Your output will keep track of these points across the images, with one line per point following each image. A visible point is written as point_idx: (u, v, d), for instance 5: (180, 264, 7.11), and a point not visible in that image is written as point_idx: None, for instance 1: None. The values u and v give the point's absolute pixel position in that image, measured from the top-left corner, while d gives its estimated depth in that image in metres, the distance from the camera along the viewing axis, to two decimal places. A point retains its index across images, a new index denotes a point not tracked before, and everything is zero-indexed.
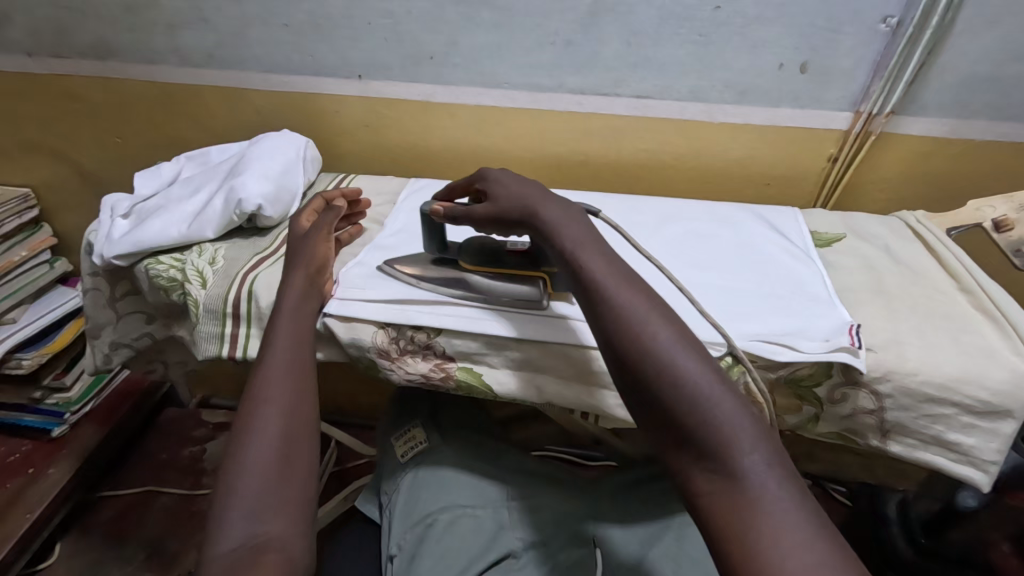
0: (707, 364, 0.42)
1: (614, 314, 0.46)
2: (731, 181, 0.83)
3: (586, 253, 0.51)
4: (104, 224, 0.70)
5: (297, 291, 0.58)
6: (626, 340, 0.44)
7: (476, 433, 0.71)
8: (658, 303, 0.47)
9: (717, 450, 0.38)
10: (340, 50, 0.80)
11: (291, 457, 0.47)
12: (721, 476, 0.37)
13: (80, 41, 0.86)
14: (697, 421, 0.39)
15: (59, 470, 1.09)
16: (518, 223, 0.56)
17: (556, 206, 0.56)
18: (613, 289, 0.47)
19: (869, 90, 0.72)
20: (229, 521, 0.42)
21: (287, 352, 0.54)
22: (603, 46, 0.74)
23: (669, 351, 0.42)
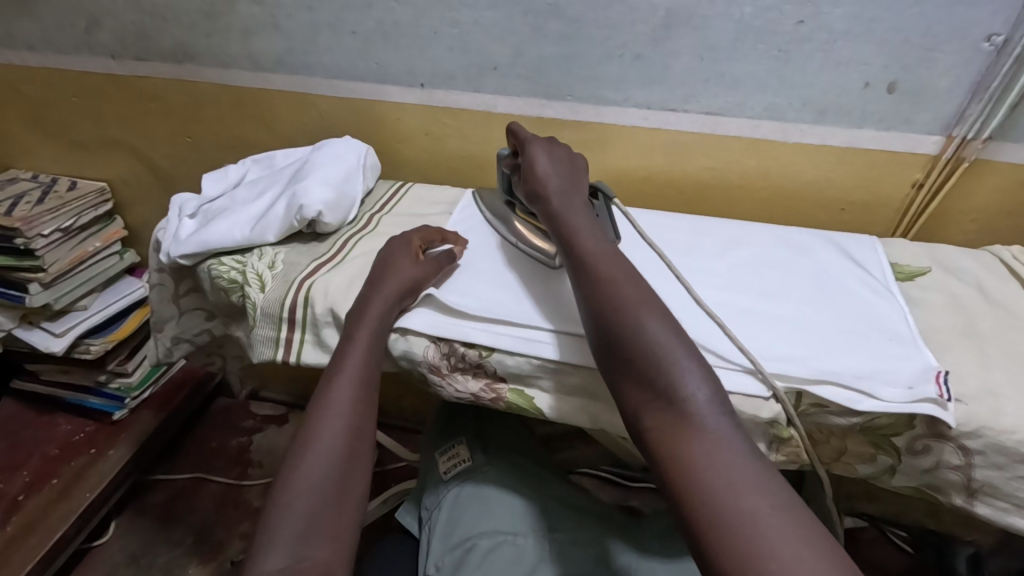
0: (666, 319, 0.47)
1: (590, 275, 0.52)
2: (804, 204, 0.78)
3: (580, 228, 0.56)
4: (172, 223, 0.72)
5: (376, 319, 0.56)
6: (597, 299, 0.49)
7: (521, 454, 0.69)
8: (630, 269, 0.52)
9: (666, 388, 0.43)
10: (405, 58, 0.80)
11: (341, 483, 0.48)
12: (670, 409, 0.42)
13: (160, 44, 0.89)
14: (653, 366, 0.44)
15: (118, 452, 1.14)
16: (533, 199, 0.61)
17: (569, 195, 0.60)
18: (595, 257, 0.53)
19: (965, 112, 0.67)
20: (277, 541, 0.43)
21: (353, 377, 0.53)
22: (674, 60, 0.72)
23: (633, 307, 0.48)
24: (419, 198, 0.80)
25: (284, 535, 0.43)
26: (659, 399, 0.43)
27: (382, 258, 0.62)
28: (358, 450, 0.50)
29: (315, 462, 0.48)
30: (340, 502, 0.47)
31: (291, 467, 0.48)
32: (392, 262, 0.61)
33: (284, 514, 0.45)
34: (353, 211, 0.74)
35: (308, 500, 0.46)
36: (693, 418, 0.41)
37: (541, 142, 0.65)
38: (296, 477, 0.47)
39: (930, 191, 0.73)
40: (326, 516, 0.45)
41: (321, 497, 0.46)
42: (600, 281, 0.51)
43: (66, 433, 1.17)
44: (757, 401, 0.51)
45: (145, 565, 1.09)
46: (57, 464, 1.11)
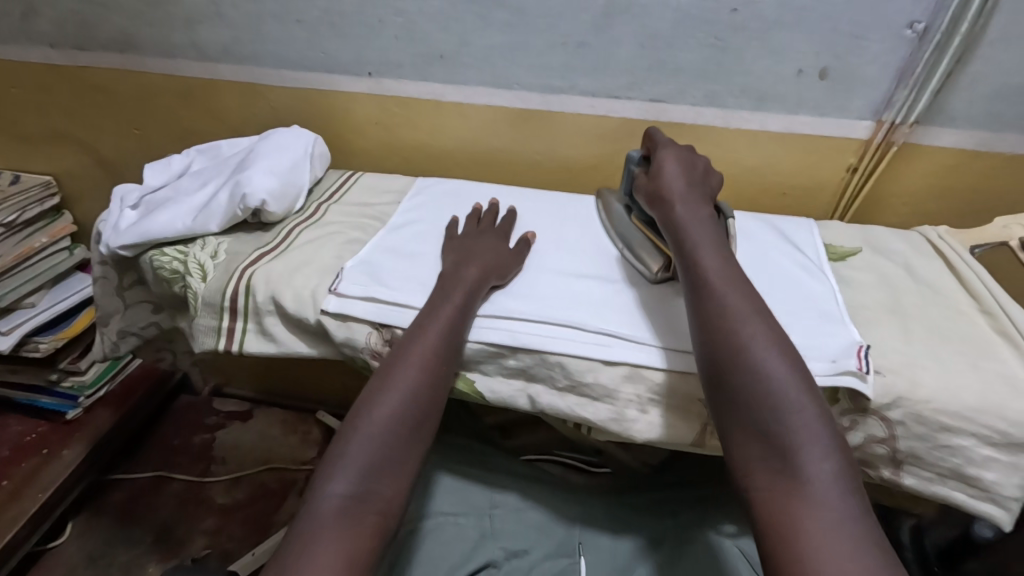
0: (798, 372, 0.46)
1: (713, 309, 0.50)
2: (747, 189, 0.80)
3: (705, 253, 0.54)
4: (113, 214, 0.71)
5: (464, 288, 0.57)
6: (721, 339, 0.49)
7: (460, 438, 0.71)
8: (762, 310, 0.51)
9: (788, 451, 0.43)
10: (352, 47, 0.80)
11: (411, 429, 0.50)
12: (787, 475, 0.42)
13: (102, 34, 0.87)
14: (775, 424, 0.44)
15: (72, 452, 1.12)
16: (654, 203, 0.61)
17: (692, 204, 0.59)
18: (720, 290, 0.51)
19: (893, 98, 0.69)
20: (344, 468, 0.47)
21: (443, 325, 0.54)
22: (617, 49, 0.73)
23: (760, 354, 0.47)
24: (369, 187, 0.80)
25: (351, 464, 0.48)
26: (777, 461, 0.43)
27: (456, 245, 0.65)
28: (435, 396, 0.52)
29: (388, 403, 0.51)
30: (408, 446, 0.50)
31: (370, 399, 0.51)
32: (474, 244, 0.64)
33: (358, 440, 0.49)
34: (301, 200, 0.74)
35: (378, 439, 0.49)
36: (810, 489, 0.41)
37: (668, 155, 0.63)
38: (372, 412, 0.50)
39: (864, 174, 0.76)
40: (392, 452, 0.49)
41: (390, 437, 0.49)
42: (725, 316, 0.50)
43: (17, 434, 1.14)
44: (689, 378, 0.53)
45: (104, 564, 1.07)
46: (8, 466, 1.08)
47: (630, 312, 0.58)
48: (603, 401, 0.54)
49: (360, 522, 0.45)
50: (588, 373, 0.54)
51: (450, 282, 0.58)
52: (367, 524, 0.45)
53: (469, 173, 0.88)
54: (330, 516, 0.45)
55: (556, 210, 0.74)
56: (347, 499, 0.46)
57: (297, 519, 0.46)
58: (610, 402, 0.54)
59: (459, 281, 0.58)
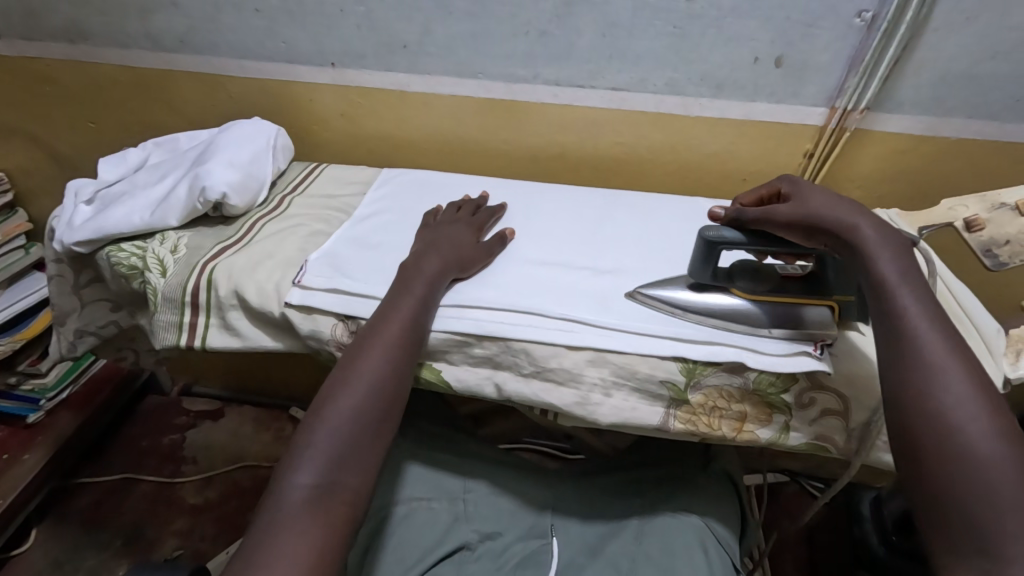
0: (1016, 455, 0.40)
1: (914, 363, 0.44)
2: (709, 177, 0.82)
3: (909, 294, 0.46)
4: (67, 209, 0.69)
5: (427, 284, 0.57)
6: (919, 404, 0.42)
7: (435, 425, 0.71)
8: (980, 373, 0.43)
9: (996, 547, 0.37)
10: (312, 36, 0.79)
11: (375, 420, 0.50)
12: (993, 574, 0.37)
13: (51, 23, 0.84)
14: (981, 512, 0.38)
15: (34, 456, 1.09)
16: (829, 233, 0.50)
17: (886, 232, 0.49)
18: (930, 349, 0.44)
19: (845, 85, 0.71)
20: (309, 460, 0.47)
21: (408, 318, 0.54)
22: (578, 38, 0.73)
23: (969, 425, 0.41)
24: (335, 178, 0.79)
25: (315, 456, 0.47)
26: (978, 557, 0.38)
27: (427, 233, 0.64)
28: (399, 388, 0.52)
29: (353, 394, 0.50)
30: (374, 438, 0.50)
31: (336, 390, 0.51)
32: (443, 237, 0.62)
33: (322, 432, 0.48)
34: (263, 193, 0.73)
35: (345, 432, 0.49)
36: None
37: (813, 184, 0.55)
38: (336, 404, 0.50)
39: (819, 160, 0.78)
40: (357, 444, 0.49)
41: (357, 430, 0.49)
42: (930, 377, 0.43)
43: None
44: (651, 360, 0.54)
45: (71, 570, 1.05)
46: None
47: (593, 297, 0.59)
48: (566, 386, 0.55)
49: (327, 514, 0.45)
50: (554, 358, 0.55)
51: (411, 276, 0.57)
52: (332, 516, 0.45)
53: (436, 162, 0.88)
54: (296, 508, 0.44)
55: (521, 199, 0.75)
56: (314, 490, 0.46)
57: (263, 507, 0.45)
58: (574, 386, 0.55)
59: (421, 274, 0.57)
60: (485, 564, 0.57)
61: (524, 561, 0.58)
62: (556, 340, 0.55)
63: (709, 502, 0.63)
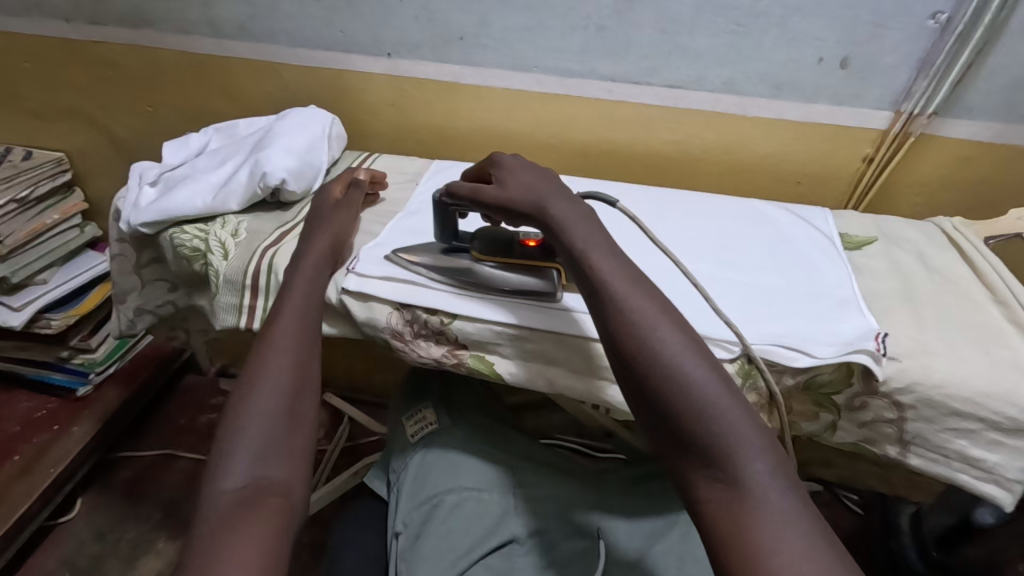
0: (714, 370, 0.42)
1: (619, 319, 0.45)
2: (763, 180, 0.81)
3: (596, 252, 0.49)
4: (131, 191, 0.71)
5: (308, 280, 0.57)
6: (630, 342, 0.44)
7: (483, 416, 0.72)
8: (666, 307, 0.46)
9: (719, 456, 0.38)
10: (368, 25, 0.79)
11: (292, 408, 0.48)
12: (724, 482, 0.38)
13: (117, 9, 0.87)
14: (702, 430, 0.39)
15: (82, 428, 1.13)
16: (521, 219, 0.54)
17: (562, 207, 0.53)
18: (621, 288, 0.46)
19: (912, 88, 0.70)
20: (235, 461, 0.44)
21: (296, 316, 0.54)
22: (637, 34, 0.73)
23: (674, 356, 0.42)
24: (387, 168, 0.80)
25: (239, 459, 0.44)
26: (710, 467, 0.39)
27: (310, 215, 0.65)
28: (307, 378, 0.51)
29: (265, 393, 0.48)
30: (291, 425, 0.47)
31: (243, 397, 0.48)
32: (323, 219, 0.64)
33: (240, 435, 0.45)
34: (319, 180, 0.74)
35: (264, 427, 0.46)
36: (750, 495, 0.37)
37: (517, 160, 0.58)
38: (253, 400, 0.48)
39: (880, 165, 0.76)
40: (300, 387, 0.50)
41: (278, 423, 0.47)
42: (627, 316, 0.45)
43: (26, 410, 1.15)
44: None
45: (113, 540, 1.09)
46: (19, 441, 1.09)
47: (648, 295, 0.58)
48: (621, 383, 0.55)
49: (260, 506, 0.41)
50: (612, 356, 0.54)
51: (321, 236, 0.61)
52: (268, 507, 0.41)
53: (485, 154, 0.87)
54: (224, 511, 0.40)
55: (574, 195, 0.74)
56: (241, 490, 0.42)
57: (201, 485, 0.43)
58: None
59: (302, 266, 0.58)
60: (535, 559, 0.58)
61: (572, 558, 0.58)
62: None
63: None
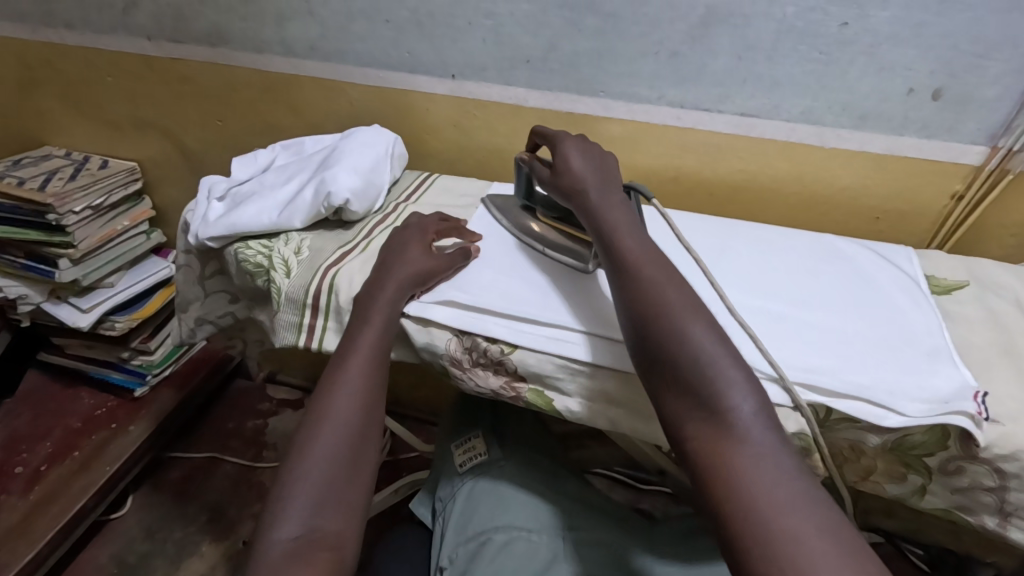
0: (709, 324, 0.46)
1: (630, 284, 0.50)
2: (838, 214, 0.76)
3: (617, 227, 0.55)
4: (200, 205, 0.73)
5: (384, 316, 0.56)
6: (635, 302, 0.49)
7: (535, 450, 0.70)
8: (672, 274, 0.51)
9: (709, 398, 0.42)
10: (437, 48, 0.80)
11: (352, 455, 0.49)
12: (713, 422, 0.41)
13: (196, 28, 0.90)
14: (698, 377, 0.43)
15: (138, 428, 1.16)
16: (567, 194, 0.60)
17: (603, 188, 0.59)
18: (633, 258, 0.52)
19: (1013, 123, 0.65)
20: (291, 510, 0.44)
21: (368, 356, 0.54)
22: (712, 60, 0.70)
23: (675, 312, 0.47)
24: (446, 189, 0.79)
25: (295, 506, 0.45)
26: (700, 409, 0.42)
27: (386, 250, 0.63)
28: (371, 423, 0.51)
29: (328, 435, 0.49)
30: (350, 474, 0.48)
31: (306, 436, 0.49)
32: (406, 248, 0.62)
33: (298, 480, 0.46)
34: (380, 200, 0.74)
35: (322, 471, 0.47)
36: (735, 430, 0.40)
37: (579, 139, 0.63)
38: (313, 445, 0.48)
39: (970, 203, 0.71)
40: (360, 434, 0.50)
41: (337, 470, 0.47)
42: (636, 281, 0.50)
43: (88, 407, 1.19)
44: (783, 412, 0.50)
45: (160, 539, 1.11)
46: (80, 438, 1.13)
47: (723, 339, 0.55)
48: None
49: (311, 563, 0.42)
50: None
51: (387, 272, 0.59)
52: (317, 564, 0.42)
53: None
54: (276, 563, 0.42)
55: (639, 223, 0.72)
56: (295, 541, 0.43)
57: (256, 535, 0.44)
58: None
59: (375, 302, 0.57)
60: None
61: None
62: None
63: None
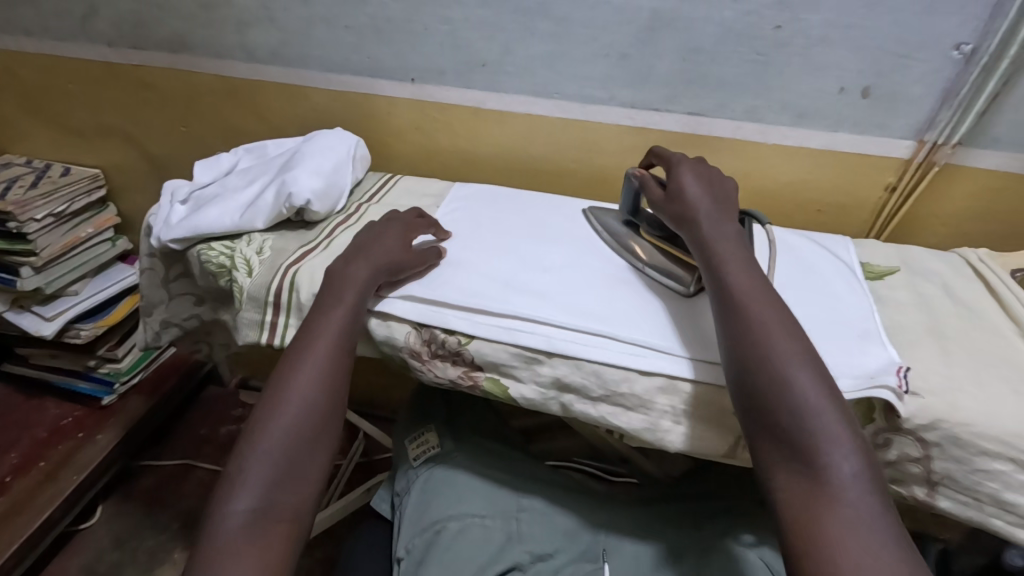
0: (818, 375, 0.47)
1: (735, 325, 0.50)
2: (785, 207, 0.81)
3: (729, 264, 0.54)
4: (163, 208, 0.74)
5: (357, 293, 0.58)
6: (740, 344, 0.49)
7: (490, 439, 0.73)
8: (786, 318, 0.51)
9: (807, 453, 0.44)
10: (396, 52, 0.82)
11: (313, 433, 0.52)
12: (806, 476, 0.44)
13: (157, 34, 0.91)
14: (799, 431, 0.45)
15: (106, 436, 1.15)
16: (680, 221, 0.60)
17: (716, 220, 0.58)
18: (746, 298, 0.52)
19: (936, 118, 0.69)
20: (247, 484, 0.48)
21: (337, 332, 0.56)
22: (658, 62, 0.74)
23: (783, 360, 0.47)
24: (409, 190, 0.81)
25: (253, 480, 0.48)
26: (797, 463, 0.44)
27: (357, 240, 0.64)
28: (335, 399, 0.54)
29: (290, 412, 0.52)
30: (309, 449, 0.51)
31: (268, 412, 0.52)
32: (381, 237, 0.63)
33: (257, 456, 0.49)
34: (342, 201, 0.75)
35: (280, 448, 0.50)
36: (829, 487, 0.43)
37: (693, 169, 0.63)
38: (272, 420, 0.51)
39: (902, 195, 0.76)
40: (322, 410, 0.53)
41: (297, 447, 0.51)
42: (742, 320, 0.50)
43: (53, 418, 1.18)
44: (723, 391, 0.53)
45: (132, 548, 1.10)
46: (45, 448, 1.12)
47: (669, 325, 0.58)
48: (632, 411, 0.55)
49: (268, 535, 0.47)
50: (627, 384, 0.54)
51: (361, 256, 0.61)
52: (273, 535, 0.47)
53: (503, 178, 0.89)
54: (234, 533, 0.46)
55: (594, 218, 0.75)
56: (251, 514, 0.47)
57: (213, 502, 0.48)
58: (642, 411, 0.55)
59: (347, 283, 0.58)
60: None
61: None
62: (620, 363, 0.54)
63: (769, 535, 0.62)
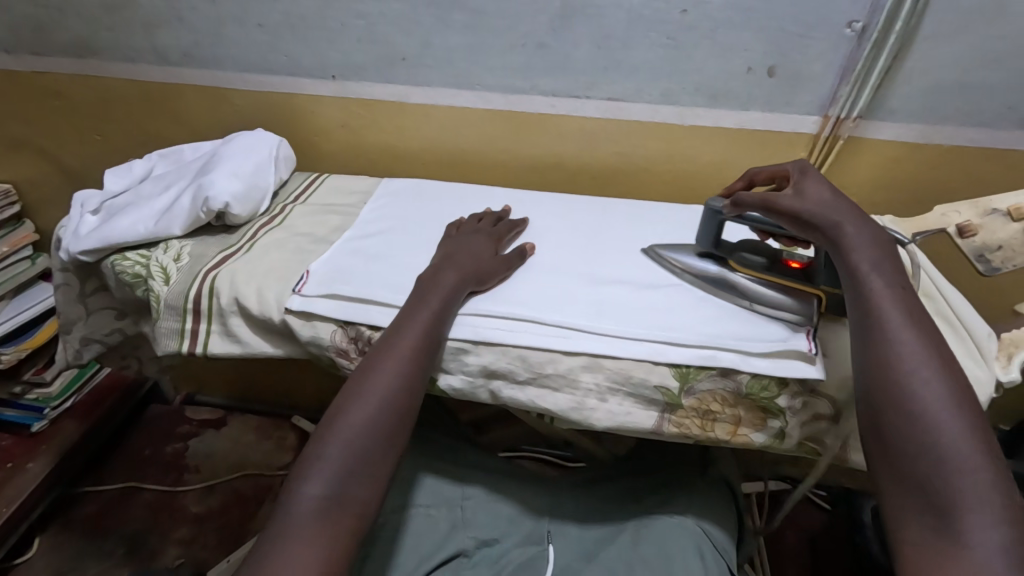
0: (972, 427, 0.42)
1: (882, 356, 0.46)
2: (709, 187, 0.83)
3: (879, 285, 0.48)
4: (73, 219, 0.71)
5: (442, 296, 0.57)
6: (883, 377, 0.45)
7: (436, 433, 0.74)
8: (943, 355, 0.46)
9: (948, 512, 0.40)
10: (314, 49, 0.80)
11: (387, 433, 0.51)
12: (942, 536, 0.40)
13: (59, 39, 0.86)
14: (940, 486, 0.41)
15: (37, 465, 1.10)
16: (817, 227, 0.52)
17: (864, 223, 0.51)
18: (897, 329, 0.46)
19: (837, 94, 0.73)
20: (317, 472, 0.48)
21: (419, 331, 0.54)
22: (574, 49, 0.75)
23: (930, 403, 0.43)
24: (338, 188, 0.80)
25: (327, 466, 0.49)
26: (933, 519, 0.41)
27: (444, 249, 0.63)
28: (412, 400, 0.53)
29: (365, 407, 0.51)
30: (383, 446, 0.51)
31: (347, 402, 0.52)
32: (468, 245, 0.63)
33: (334, 444, 0.50)
34: (265, 203, 0.74)
35: (357, 442, 0.50)
36: (965, 552, 0.39)
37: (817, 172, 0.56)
38: (348, 414, 0.51)
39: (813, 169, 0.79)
40: (397, 413, 0.52)
41: (367, 445, 0.50)
42: (891, 352, 0.46)
43: None
44: (646, 365, 0.54)
45: None
46: None
47: (591, 306, 0.59)
48: (559, 392, 0.55)
49: (334, 524, 0.47)
50: (550, 364, 0.55)
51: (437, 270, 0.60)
52: (342, 525, 0.47)
53: (435, 173, 0.89)
54: (305, 518, 0.46)
55: (522, 208, 0.75)
56: (322, 501, 0.47)
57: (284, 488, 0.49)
58: (570, 392, 0.55)
59: (442, 284, 0.58)
60: (482, 569, 0.60)
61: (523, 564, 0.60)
62: (541, 346, 0.55)
63: (708, 506, 0.65)
